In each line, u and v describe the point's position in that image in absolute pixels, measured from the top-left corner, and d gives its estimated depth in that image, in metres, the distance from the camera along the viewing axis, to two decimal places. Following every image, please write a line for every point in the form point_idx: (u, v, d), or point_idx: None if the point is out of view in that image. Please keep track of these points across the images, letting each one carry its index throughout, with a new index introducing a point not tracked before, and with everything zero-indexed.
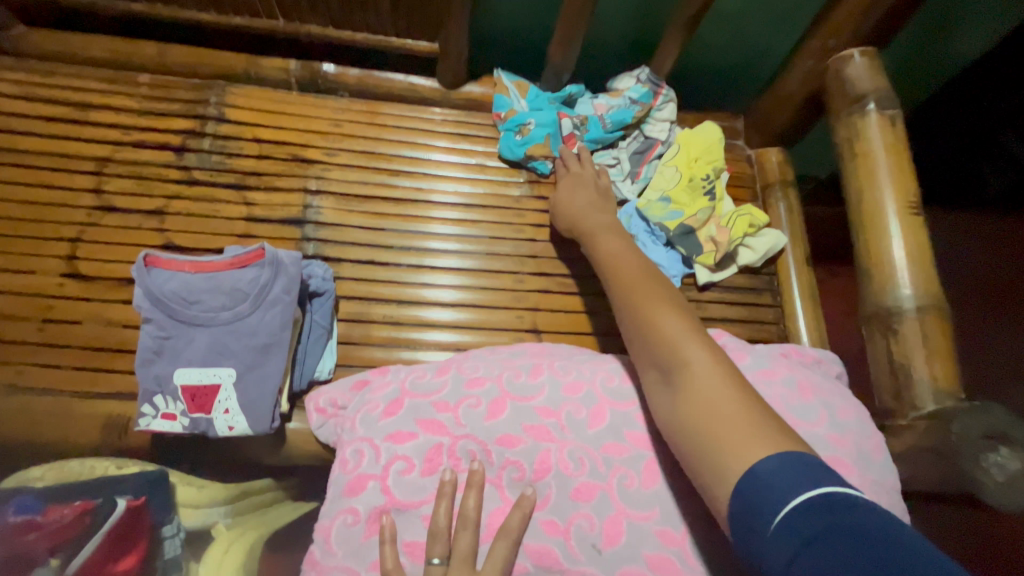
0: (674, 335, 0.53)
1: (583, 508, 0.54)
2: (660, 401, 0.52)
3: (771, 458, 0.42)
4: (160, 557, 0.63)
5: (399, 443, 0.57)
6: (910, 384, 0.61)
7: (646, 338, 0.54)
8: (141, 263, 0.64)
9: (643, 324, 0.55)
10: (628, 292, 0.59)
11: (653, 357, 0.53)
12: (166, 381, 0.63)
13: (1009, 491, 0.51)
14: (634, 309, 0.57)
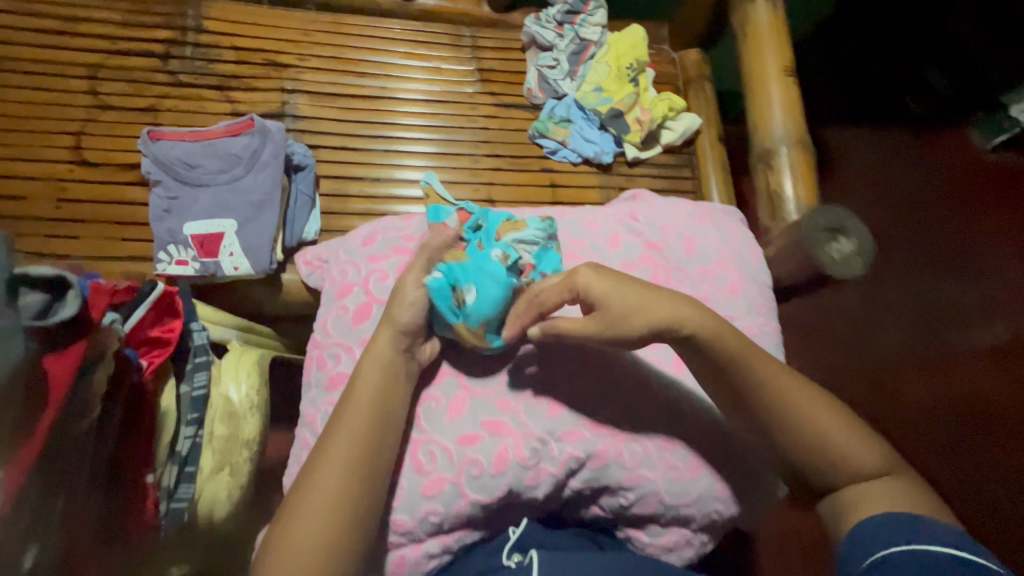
0: (838, 434, 0.54)
1: None
2: (834, 505, 0.53)
3: (887, 518, 0.49)
4: (190, 342, 0.63)
5: (377, 261, 0.68)
6: (782, 204, 0.78)
7: (809, 453, 0.53)
8: (148, 136, 0.77)
9: (807, 431, 0.54)
10: (776, 400, 0.55)
11: (820, 475, 0.54)
12: (177, 233, 0.75)
13: (844, 266, 0.70)
14: (787, 427, 0.54)
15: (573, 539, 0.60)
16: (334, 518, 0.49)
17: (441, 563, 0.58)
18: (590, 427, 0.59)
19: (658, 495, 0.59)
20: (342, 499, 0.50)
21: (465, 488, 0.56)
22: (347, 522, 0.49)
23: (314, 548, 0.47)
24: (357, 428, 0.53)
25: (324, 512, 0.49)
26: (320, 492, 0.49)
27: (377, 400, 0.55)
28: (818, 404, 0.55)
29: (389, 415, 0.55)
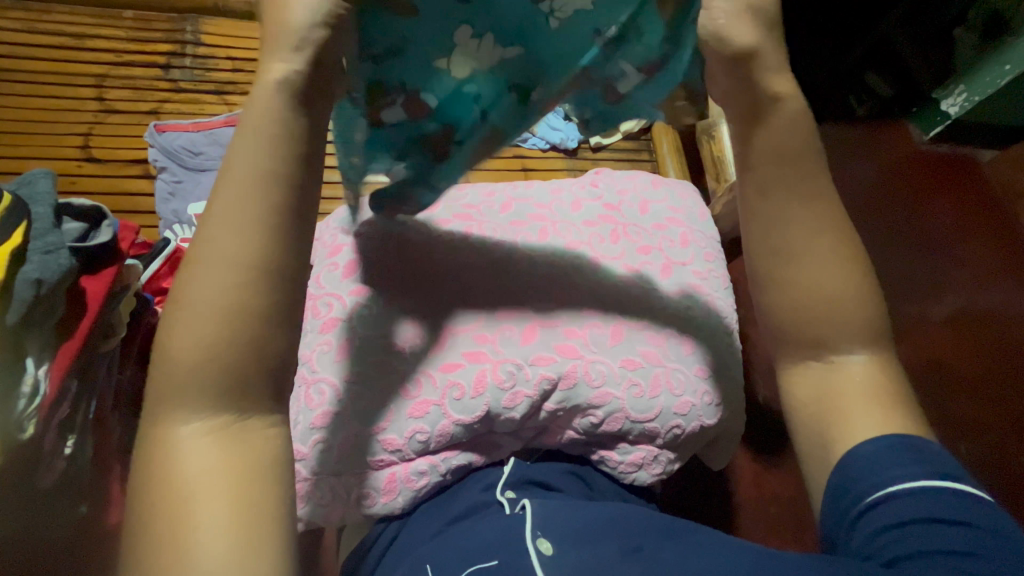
0: (845, 309, 0.52)
1: (499, 248, 0.72)
2: (802, 381, 0.54)
3: (873, 438, 0.49)
4: None
5: (363, 224, 0.75)
6: (723, 167, 0.90)
7: (801, 308, 0.52)
8: (153, 129, 0.87)
9: (797, 321, 0.53)
10: (799, 254, 0.51)
11: (800, 332, 0.53)
12: (182, 213, 0.83)
13: None
14: (807, 282, 0.52)
15: (557, 473, 0.66)
16: (216, 324, 0.37)
17: (431, 482, 0.62)
18: (560, 352, 0.65)
19: (624, 411, 0.65)
20: (231, 301, 0.37)
21: (448, 409, 0.61)
22: (242, 327, 0.38)
23: (201, 361, 0.37)
24: (235, 208, 0.38)
25: (207, 316, 0.37)
26: (200, 294, 0.38)
27: (253, 178, 0.39)
28: (850, 273, 0.52)
29: (269, 193, 0.39)
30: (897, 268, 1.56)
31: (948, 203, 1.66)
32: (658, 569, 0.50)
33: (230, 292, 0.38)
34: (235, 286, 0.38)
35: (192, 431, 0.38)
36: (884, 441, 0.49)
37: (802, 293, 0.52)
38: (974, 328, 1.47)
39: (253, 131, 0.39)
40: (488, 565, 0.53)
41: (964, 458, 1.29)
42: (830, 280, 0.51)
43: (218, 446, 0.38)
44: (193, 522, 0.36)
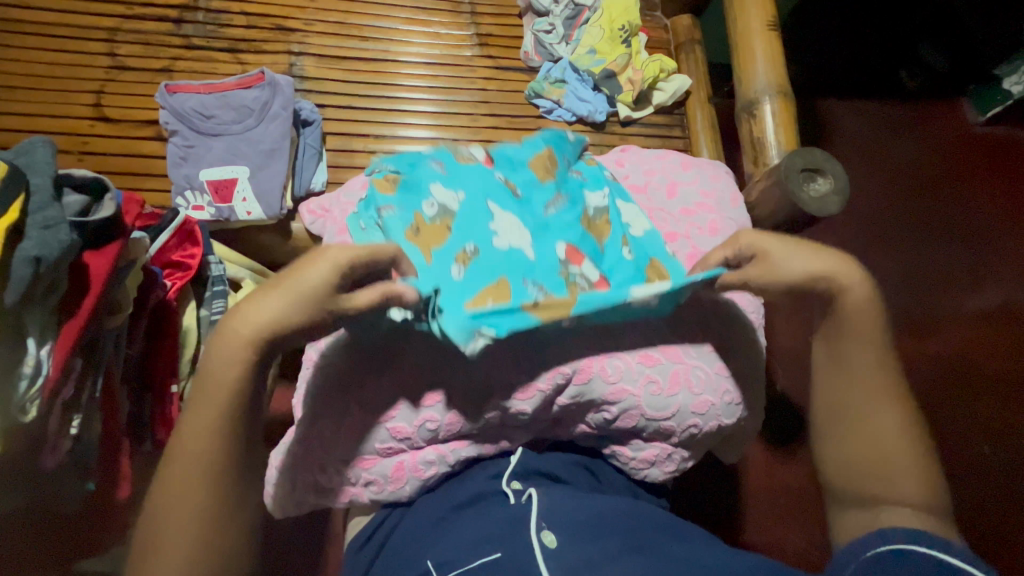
0: (892, 460, 0.57)
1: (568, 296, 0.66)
2: (847, 501, 0.59)
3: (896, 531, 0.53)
4: (207, 273, 0.71)
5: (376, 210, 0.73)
6: (764, 149, 0.84)
7: (848, 445, 0.59)
8: (164, 89, 0.84)
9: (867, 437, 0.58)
10: (842, 388, 0.60)
11: (860, 482, 0.58)
12: (193, 179, 0.81)
13: (821, 204, 0.75)
14: (839, 411, 0.60)
15: (564, 462, 0.64)
16: (197, 483, 0.48)
17: (439, 472, 0.61)
18: (575, 345, 0.63)
19: (640, 408, 0.63)
20: (222, 428, 0.49)
21: (459, 397, 0.60)
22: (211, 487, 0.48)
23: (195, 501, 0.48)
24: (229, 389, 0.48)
25: (200, 452, 0.48)
26: (181, 480, 0.48)
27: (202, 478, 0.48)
28: (903, 429, 0.58)
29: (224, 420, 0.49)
30: (937, 260, 1.47)
31: (997, 191, 1.55)
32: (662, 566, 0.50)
33: (215, 448, 0.49)
34: (210, 461, 0.48)
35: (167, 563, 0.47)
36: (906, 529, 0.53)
37: (852, 436, 0.59)
38: (1012, 325, 1.40)
39: (276, 295, 0.49)
40: (493, 558, 0.52)
41: (988, 462, 1.25)
42: (873, 439, 0.58)
43: (194, 545, 0.48)
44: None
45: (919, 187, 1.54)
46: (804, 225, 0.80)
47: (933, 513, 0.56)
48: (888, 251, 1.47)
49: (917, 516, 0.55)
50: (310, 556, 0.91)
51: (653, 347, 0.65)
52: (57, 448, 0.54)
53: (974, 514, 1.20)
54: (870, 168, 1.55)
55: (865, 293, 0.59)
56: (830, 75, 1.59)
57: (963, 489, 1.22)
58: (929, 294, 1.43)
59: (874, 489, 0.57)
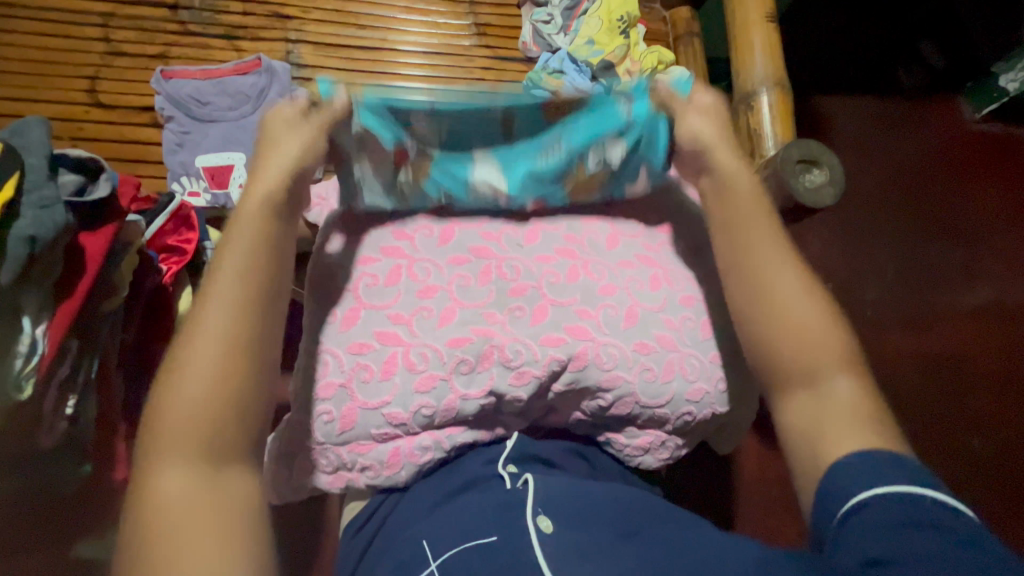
0: (817, 337, 0.57)
1: (572, 288, 0.66)
2: (798, 403, 0.56)
3: (859, 452, 0.51)
4: (203, 259, 0.69)
5: None
6: (761, 141, 0.84)
7: (773, 326, 0.57)
8: (160, 75, 0.83)
9: (778, 318, 0.57)
10: (752, 264, 0.59)
11: (786, 363, 0.57)
12: (189, 165, 0.81)
13: (816, 194, 0.75)
14: (758, 293, 0.59)
15: (560, 449, 0.65)
16: (206, 410, 0.47)
17: (435, 458, 0.61)
18: (570, 333, 0.63)
19: (634, 396, 0.63)
20: (225, 357, 0.48)
21: (455, 384, 0.60)
22: (217, 418, 0.47)
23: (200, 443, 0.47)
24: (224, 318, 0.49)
25: (202, 390, 0.47)
26: (181, 416, 0.47)
27: (201, 408, 0.47)
28: (816, 305, 0.58)
29: (231, 358, 0.48)
30: (930, 255, 1.48)
31: (991, 187, 1.57)
32: (658, 553, 0.50)
33: (222, 379, 0.48)
34: (210, 393, 0.47)
35: (167, 483, 0.45)
36: (869, 456, 0.51)
37: (775, 316, 0.58)
38: (1001, 321, 1.41)
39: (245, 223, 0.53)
40: (488, 542, 0.53)
41: (976, 454, 1.27)
42: (795, 316, 0.57)
43: (201, 481, 0.46)
44: (178, 555, 0.43)
45: (914, 182, 1.55)
46: (800, 217, 0.80)
47: (866, 387, 0.56)
48: (883, 246, 1.48)
49: (850, 390, 0.55)
50: (305, 541, 0.92)
51: (651, 335, 0.65)
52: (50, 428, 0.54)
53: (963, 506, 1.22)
54: (866, 163, 1.56)
55: (749, 188, 0.62)
56: (828, 69, 1.60)
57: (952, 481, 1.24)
58: (921, 289, 1.44)
59: (810, 365, 0.56)
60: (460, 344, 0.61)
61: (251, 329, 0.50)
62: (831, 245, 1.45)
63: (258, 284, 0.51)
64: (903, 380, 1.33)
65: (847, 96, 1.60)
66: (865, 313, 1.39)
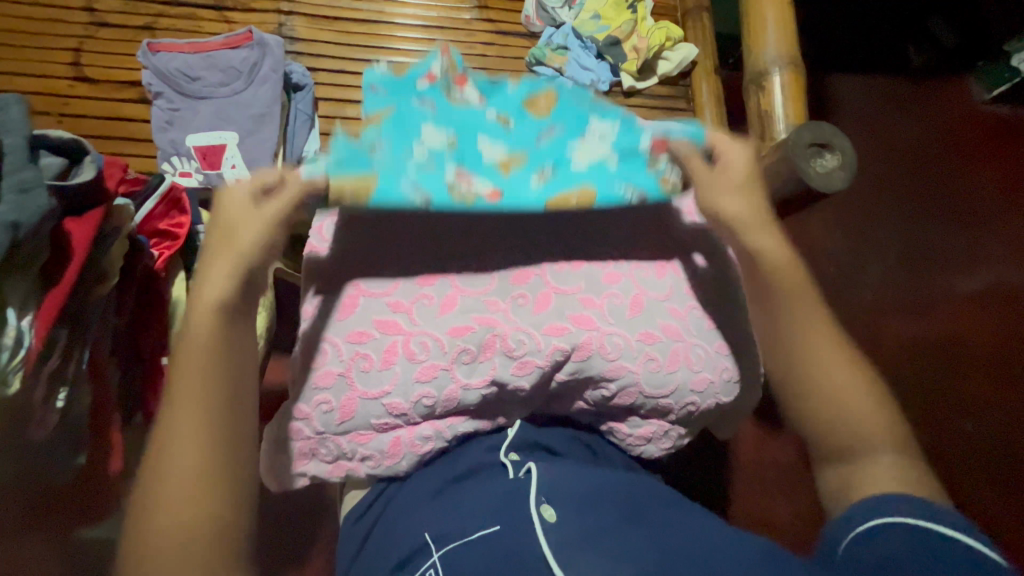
0: (852, 396, 0.55)
1: (575, 279, 0.64)
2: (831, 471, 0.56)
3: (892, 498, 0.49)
4: (195, 243, 0.66)
5: None
6: (771, 124, 0.81)
7: (801, 372, 0.56)
8: (146, 48, 0.79)
9: (815, 370, 0.56)
10: (785, 344, 0.58)
11: (833, 442, 0.55)
12: (180, 144, 0.77)
13: (827, 179, 0.73)
14: (796, 359, 0.57)
15: (562, 437, 0.64)
16: (190, 465, 0.44)
17: (436, 448, 0.61)
18: (574, 322, 0.62)
19: (638, 386, 0.62)
20: (204, 409, 0.46)
21: (457, 373, 0.59)
22: (205, 471, 0.45)
23: (191, 461, 0.44)
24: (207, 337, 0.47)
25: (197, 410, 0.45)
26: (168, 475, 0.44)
27: (184, 464, 0.44)
28: (851, 371, 0.56)
29: (210, 409, 0.46)
30: (933, 240, 1.46)
31: (998, 171, 1.54)
32: (664, 539, 0.50)
33: (203, 430, 0.45)
34: (198, 446, 0.45)
35: (161, 542, 0.43)
36: (898, 497, 0.49)
37: (811, 390, 0.56)
38: (1002, 306, 1.40)
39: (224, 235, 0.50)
40: (491, 531, 0.52)
41: (971, 438, 1.29)
42: (845, 387, 0.55)
43: (188, 532, 0.43)
44: None
45: (921, 166, 1.53)
46: (808, 203, 0.78)
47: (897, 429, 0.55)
48: (886, 231, 1.46)
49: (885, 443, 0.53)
50: (305, 523, 0.92)
51: (657, 325, 0.64)
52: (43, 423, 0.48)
53: (956, 490, 1.23)
54: (873, 146, 1.53)
55: (777, 245, 0.58)
56: (836, 48, 1.56)
57: (947, 464, 1.25)
58: (923, 275, 1.43)
59: (851, 442, 0.54)
60: (461, 332, 0.60)
61: (231, 372, 0.48)
62: (834, 229, 1.44)
63: (231, 324, 0.48)
64: (901, 366, 1.34)
65: (856, 75, 1.56)
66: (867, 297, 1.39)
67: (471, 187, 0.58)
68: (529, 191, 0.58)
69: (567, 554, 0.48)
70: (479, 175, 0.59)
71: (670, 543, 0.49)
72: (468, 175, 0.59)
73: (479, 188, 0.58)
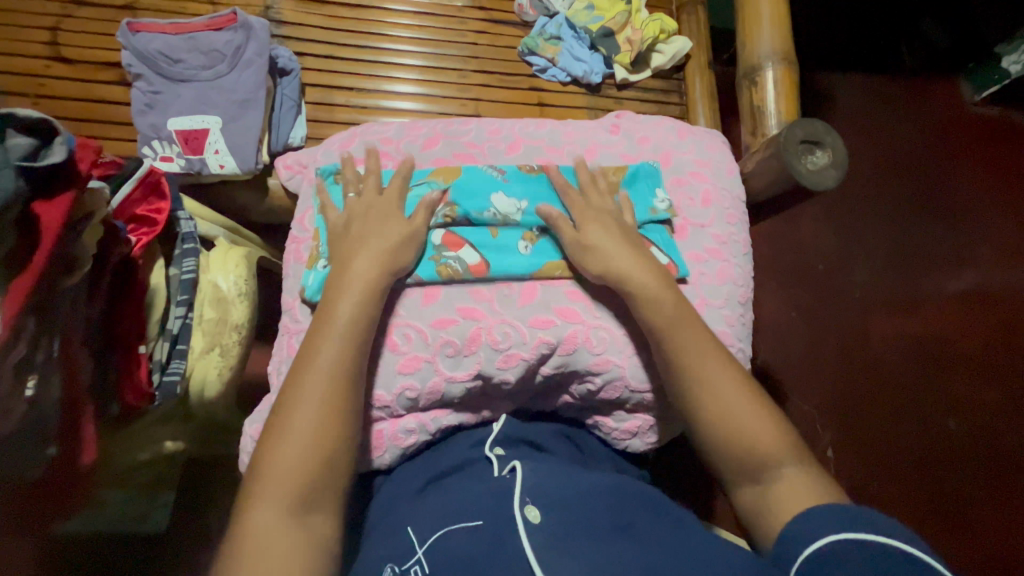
0: (759, 431, 0.56)
1: (561, 287, 0.64)
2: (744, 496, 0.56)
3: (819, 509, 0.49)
4: (176, 229, 0.64)
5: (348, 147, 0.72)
6: (764, 119, 0.81)
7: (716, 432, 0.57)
8: (126, 28, 0.77)
9: (718, 432, 0.57)
10: (695, 400, 0.58)
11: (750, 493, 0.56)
12: (161, 129, 0.75)
13: (818, 176, 0.73)
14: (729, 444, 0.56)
15: (547, 432, 0.64)
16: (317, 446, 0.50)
17: (420, 440, 0.61)
18: (559, 315, 0.62)
19: (625, 381, 0.62)
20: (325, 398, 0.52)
21: (440, 366, 0.58)
22: (315, 455, 0.50)
23: (309, 429, 0.51)
24: (303, 439, 0.50)
25: (282, 493, 0.48)
26: (291, 449, 0.50)
27: (308, 447, 0.50)
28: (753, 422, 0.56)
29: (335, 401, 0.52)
30: (921, 240, 1.48)
31: (985, 171, 1.56)
32: (646, 551, 0.49)
33: (321, 421, 0.51)
34: (313, 428, 0.51)
35: (267, 507, 0.48)
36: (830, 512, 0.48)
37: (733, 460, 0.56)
38: (985, 307, 1.43)
39: (356, 285, 0.56)
40: (472, 526, 0.51)
41: (950, 436, 1.31)
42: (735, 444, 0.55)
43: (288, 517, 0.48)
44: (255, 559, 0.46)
45: (909, 164, 1.53)
46: (800, 200, 0.78)
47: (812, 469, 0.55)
48: (874, 230, 1.47)
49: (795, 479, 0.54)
50: None
51: (638, 324, 0.63)
52: (11, 417, 0.43)
53: (934, 488, 1.26)
54: (864, 143, 1.53)
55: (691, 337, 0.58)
56: (830, 46, 1.55)
57: (923, 462, 1.28)
58: (912, 275, 1.44)
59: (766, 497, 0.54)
60: (447, 325, 0.59)
61: (345, 371, 0.53)
62: (824, 228, 1.44)
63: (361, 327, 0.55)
64: (885, 364, 1.35)
65: (849, 72, 1.56)
66: (853, 297, 1.40)
67: (456, 263, 0.62)
68: (516, 261, 0.64)
69: (549, 556, 0.47)
70: (470, 246, 0.64)
71: (659, 553, 0.48)
72: (453, 242, 0.64)
73: (466, 260, 0.63)
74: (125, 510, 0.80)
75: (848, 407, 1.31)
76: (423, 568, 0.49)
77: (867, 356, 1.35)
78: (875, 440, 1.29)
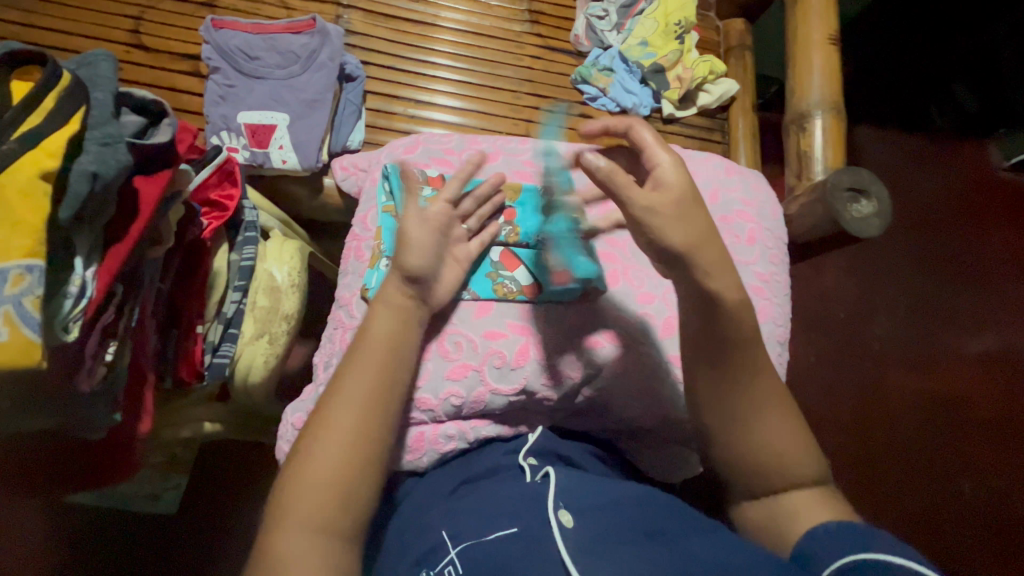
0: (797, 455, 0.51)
1: (611, 310, 0.65)
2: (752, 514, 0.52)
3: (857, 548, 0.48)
4: (240, 216, 0.65)
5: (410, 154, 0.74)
6: (810, 164, 0.83)
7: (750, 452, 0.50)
8: (210, 24, 0.81)
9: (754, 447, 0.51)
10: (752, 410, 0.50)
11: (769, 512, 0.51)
12: (231, 121, 0.78)
13: (862, 224, 0.74)
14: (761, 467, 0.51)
15: (582, 451, 0.63)
16: (350, 450, 0.47)
17: (458, 448, 0.61)
18: (605, 337, 0.63)
19: (664, 408, 0.63)
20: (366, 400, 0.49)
21: (486, 376, 0.60)
22: (352, 457, 0.47)
23: (345, 431, 0.47)
24: (338, 441, 0.47)
25: (316, 495, 0.45)
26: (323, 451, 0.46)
27: (343, 450, 0.46)
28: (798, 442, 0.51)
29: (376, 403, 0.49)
30: (944, 297, 1.48)
31: (1011, 235, 1.57)
32: (684, 556, 0.46)
33: (357, 424, 0.48)
34: (352, 431, 0.47)
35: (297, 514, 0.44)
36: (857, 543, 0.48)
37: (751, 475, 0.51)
38: (1006, 370, 1.42)
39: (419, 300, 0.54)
40: (510, 532, 0.50)
41: (965, 498, 1.29)
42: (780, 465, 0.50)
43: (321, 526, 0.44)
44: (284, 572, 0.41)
45: (935, 222, 1.55)
46: (841, 244, 0.79)
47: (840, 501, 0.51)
48: (898, 283, 1.47)
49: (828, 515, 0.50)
50: None
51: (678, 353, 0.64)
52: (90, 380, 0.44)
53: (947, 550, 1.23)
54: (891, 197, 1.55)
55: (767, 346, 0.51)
56: (863, 101, 1.59)
57: (937, 522, 1.26)
58: (933, 331, 1.44)
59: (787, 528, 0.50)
60: (498, 338, 0.62)
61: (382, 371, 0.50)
62: (847, 276, 1.45)
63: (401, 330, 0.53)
64: (902, 419, 1.35)
65: (880, 128, 1.59)
66: (874, 349, 1.40)
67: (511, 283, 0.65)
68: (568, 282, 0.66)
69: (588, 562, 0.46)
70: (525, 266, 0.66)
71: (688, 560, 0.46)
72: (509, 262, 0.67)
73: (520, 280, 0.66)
74: (140, 489, 0.81)
75: (863, 458, 1.30)
76: (457, 567, 0.48)
77: (885, 409, 1.35)
78: (889, 496, 1.27)
